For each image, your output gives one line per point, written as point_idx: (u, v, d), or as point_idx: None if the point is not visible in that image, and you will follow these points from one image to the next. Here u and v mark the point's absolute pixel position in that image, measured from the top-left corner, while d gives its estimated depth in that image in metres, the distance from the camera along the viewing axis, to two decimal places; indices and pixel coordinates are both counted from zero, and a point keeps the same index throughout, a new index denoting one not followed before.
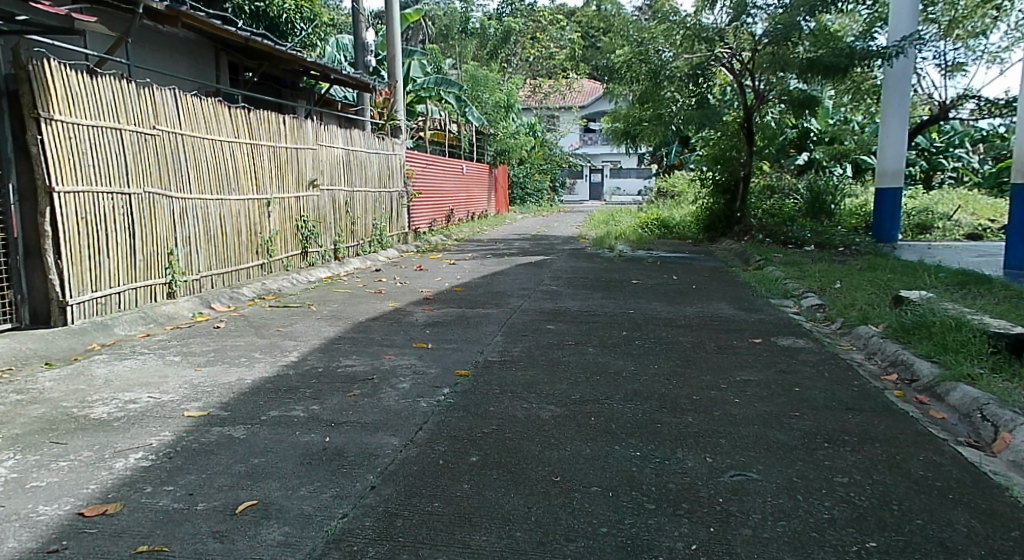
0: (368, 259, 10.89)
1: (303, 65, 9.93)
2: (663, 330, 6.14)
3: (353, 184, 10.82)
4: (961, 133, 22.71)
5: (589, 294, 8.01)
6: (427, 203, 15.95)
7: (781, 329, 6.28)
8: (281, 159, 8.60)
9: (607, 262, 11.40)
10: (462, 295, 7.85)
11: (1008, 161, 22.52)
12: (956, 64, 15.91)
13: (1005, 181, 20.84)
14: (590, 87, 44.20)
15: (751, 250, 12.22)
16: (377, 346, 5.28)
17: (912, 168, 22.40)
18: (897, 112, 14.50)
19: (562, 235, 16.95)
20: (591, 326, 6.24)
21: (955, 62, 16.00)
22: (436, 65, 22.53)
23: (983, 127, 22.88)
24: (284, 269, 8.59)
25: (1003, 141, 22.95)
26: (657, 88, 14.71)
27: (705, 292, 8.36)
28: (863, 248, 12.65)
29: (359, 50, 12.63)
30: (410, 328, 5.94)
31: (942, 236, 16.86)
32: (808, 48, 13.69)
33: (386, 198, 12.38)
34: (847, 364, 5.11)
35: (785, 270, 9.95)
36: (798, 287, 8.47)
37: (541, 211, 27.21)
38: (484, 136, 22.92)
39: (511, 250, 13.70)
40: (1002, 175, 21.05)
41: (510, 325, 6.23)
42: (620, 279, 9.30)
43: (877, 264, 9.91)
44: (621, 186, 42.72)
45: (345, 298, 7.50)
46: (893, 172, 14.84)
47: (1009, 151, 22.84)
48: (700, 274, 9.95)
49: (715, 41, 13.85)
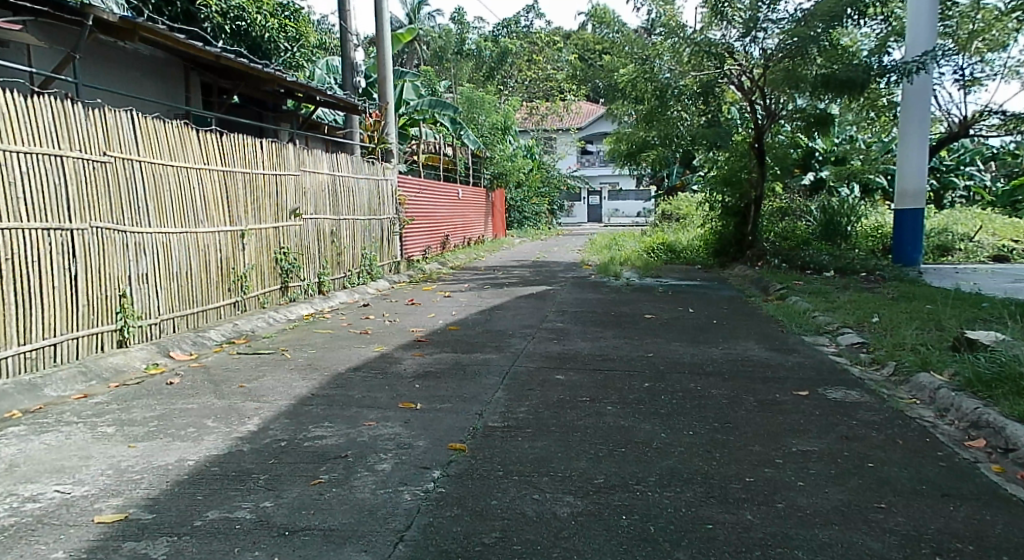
0: (356, 292, 10.06)
1: (283, 85, 9.12)
2: (690, 380, 5.32)
3: (340, 212, 10.01)
4: (971, 150, 21.67)
5: (600, 333, 7.19)
6: (421, 229, 15.18)
7: (826, 377, 5.49)
8: (258, 188, 7.76)
9: (614, 292, 10.63)
10: (459, 335, 7.04)
11: (1021, 178, 21.89)
12: (974, 79, 15.24)
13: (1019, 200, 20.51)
14: (587, 108, 43.68)
15: (767, 277, 11.48)
16: (357, 405, 4.46)
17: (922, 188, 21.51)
18: (918, 131, 13.78)
19: (563, 262, 16.17)
20: (606, 375, 5.42)
21: (971, 78, 15.32)
22: (430, 87, 21.83)
23: (993, 144, 22.28)
24: (261, 306, 7.71)
25: (1014, 159, 22.33)
26: (664, 108, 13.92)
27: (728, 328, 7.58)
28: (889, 273, 11.89)
29: (348, 70, 11.84)
30: (398, 381, 5.12)
31: (965, 258, 16.25)
32: (819, 63, 12.76)
33: (376, 225, 11.56)
34: (919, 426, 4.32)
35: (810, 301, 9.19)
36: (830, 322, 7.70)
37: (539, 235, 26.46)
38: (479, 159, 22.17)
39: (510, 279, 12.91)
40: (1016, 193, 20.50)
41: (513, 375, 5.41)
42: (632, 313, 8.48)
43: (911, 295, 9.19)
44: (620, 209, 42.18)
45: (326, 340, 6.68)
46: (913, 193, 14.10)
47: (1021, 168, 22.22)
48: (716, 306, 9.18)
49: (725, 57, 13.40)
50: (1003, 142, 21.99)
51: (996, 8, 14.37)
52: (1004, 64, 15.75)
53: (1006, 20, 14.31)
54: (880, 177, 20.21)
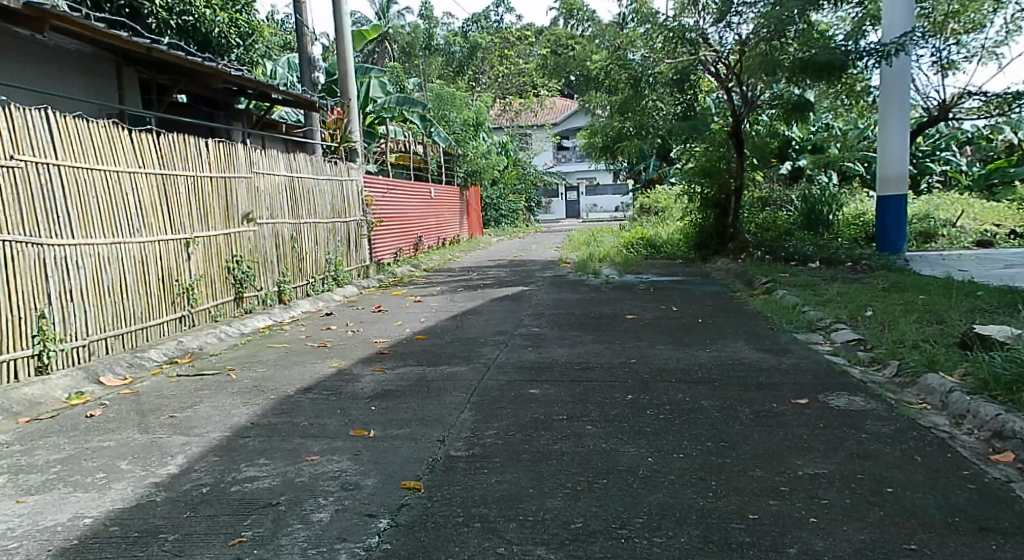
0: (320, 300, 9.49)
1: (229, 79, 8.52)
2: (678, 390, 4.82)
3: (300, 216, 9.46)
4: (945, 136, 21.71)
5: (578, 337, 6.68)
6: (391, 230, 14.62)
7: (824, 380, 5.02)
8: (204, 191, 7.19)
9: (594, 291, 10.17)
10: (427, 344, 6.50)
11: (997, 162, 21.74)
12: (950, 62, 14.93)
13: (997, 183, 20.38)
14: (563, 103, 43.21)
15: (752, 270, 11.07)
16: (301, 434, 3.91)
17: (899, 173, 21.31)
18: (898, 115, 13.41)
19: (541, 259, 15.70)
20: (585, 387, 4.91)
21: (947, 60, 14.97)
22: (398, 84, 21.26)
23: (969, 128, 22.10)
24: (212, 320, 7.14)
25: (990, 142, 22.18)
26: (639, 97, 13.46)
27: (715, 326, 7.11)
28: (876, 262, 11.50)
29: (306, 66, 11.25)
30: (352, 402, 4.58)
31: (948, 244, 15.99)
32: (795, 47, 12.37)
33: (341, 228, 10.99)
34: (935, 438, 3.85)
35: (798, 295, 8.75)
36: (822, 317, 7.25)
37: (516, 232, 25.99)
38: (452, 157, 21.64)
39: (484, 280, 12.39)
40: (992, 176, 20.39)
41: (482, 390, 4.89)
42: (613, 314, 7.98)
43: (902, 286, 8.81)
44: (597, 204, 41.61)
45: (279, 355, 6.12)
46: (895, 178, 13.72)
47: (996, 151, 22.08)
48: (700, 303, 8.70)
49: (700, 43, 12.93)
50: (977, 125, 21.79)
51: None
52: (980, 45, 15.42)
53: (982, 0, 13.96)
54: (858, 165, 19.87)
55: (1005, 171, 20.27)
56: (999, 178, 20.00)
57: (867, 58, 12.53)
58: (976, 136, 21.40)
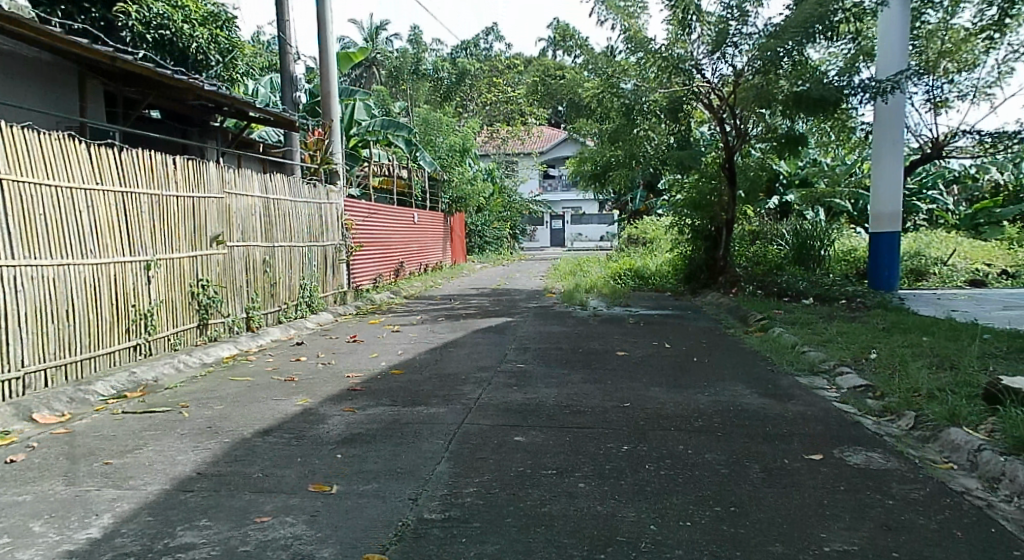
0: (292, 327, 9.01)
1: (202, 95, 8.05)
2: (679, 440, 4.37)
3: (273, 238, 9.01)
4: (933, 174, 21.40)
5: (567, 376, 6.23)
6: (371, 255, 14.14)
7: (838, 433, 4.59)
8: (170, 211, 6.73)
9: (582, 324, 9.74)
10: (402, 381, 6.02)
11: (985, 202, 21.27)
12: (943, 100, 14.75)
13: (982, 223, 20.31)
14: (550, 132, 43.04)
15: (744, 305, 10.70)
16: (253, 487, 3.43)
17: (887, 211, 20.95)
18: (893, 151, 13.15)
19: (526, 289, 15.27)
20: (576, 435, 4.44)
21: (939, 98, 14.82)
22: (384, 107, 20.89)
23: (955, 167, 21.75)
24: (172, 349, 6.66)
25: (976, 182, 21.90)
26: (630, 127, 13.08)
27: (712, 367, 6.68)
28: (871, 300, 11.17)
29: (288, 85, 10.78)
30: (316, 448, 4.09)
31: (939, 282, 15.71)
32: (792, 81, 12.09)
33: (316, 252, 10.56)
34: (972, 507, 3.42)
35: (796, 334, 8.35)
36: (825, 359, 6.84)
37: (500, 260, 25.59)
38: (437, 182, 21.23)
39: (467, 310, 11.91)
40: (978, 215, 20.32)
41: (462, 435, 4.41)
42: (603, 350, 7.53)
43: (903, 327, 8.44)
44: (583, 234, 41.19)
45: (240, 390, 5.62)
46: (889, 214, 13.42)
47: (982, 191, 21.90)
48: (694, 340, 8.27)
49: (692, 74, 12.51)
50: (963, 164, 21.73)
51: (963, 28, 13.95)
52: (972, 84, 15.26)
53: (975, 40, 13.84)
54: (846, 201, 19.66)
55: (990, 212, 20.21)
56: (985, 218, 19.90)
57: (860, 95, 12.25)
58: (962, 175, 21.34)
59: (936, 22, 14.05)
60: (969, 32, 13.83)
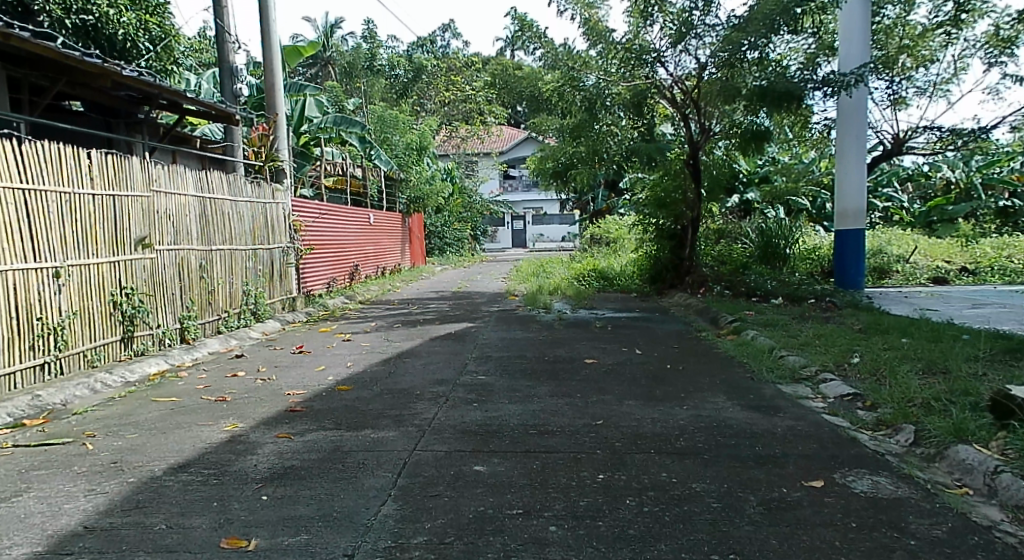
0: (232, 338, 8.43)
1: (123, 82, 7.39)
2: (659, 468, 3.86)
3: (209, 241, 8.45)
4: (888, 173, 20.91)
5: (531, 389, 5.69)
6: (324, 258, 13.46)
7: (835, 452, 4.11)
8: (86, 212, 6.28)
9: (546, 328, 9.21)
10: (348, 399, 5.43)
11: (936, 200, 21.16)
12: (900, 97, 14.57)
13: (936, 221, 20.39)
14: (510, 132, 42.48)
15: (714, 307, 10.26)
16: (150, 546, 2.90)
17: None
18: (856, 147, 12.83)
19: (487, 291, 14.74)
20: (542, 463, 3.91)
21: (897, 95, 14.61)
22: (337, 105, 20.18)
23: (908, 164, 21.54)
24: (90, 366, 6.16)
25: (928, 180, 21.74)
26: (592, 121, 12.55)
27: (688, 376, 6.19)
28: (841, 299, 10.82)
29: (228, 75, 10.17)
30: (238, 489, 3.52)
31: (904, 279, 15.47)
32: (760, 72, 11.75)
33: (261, 256, 9.93)
34: (1003, 546, 2.95)
35: (771, 336, 7.91)
36: (805, 364, 6.40)
37: (462, 262, 25.00)
38: (393, 182, 20.57)
39: (425, 315, 11.33)
40: (931, 213, 20.37)
41: (413, 466, 3.85)
42: (569, 358, 7.01)
43: (880, 328, 8.04)
44: (544, 234, 40.91)
45: (160, 415, 4.99)
46: (854, 211, 13.10)
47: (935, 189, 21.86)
48: (665, 345, 7.78)
49: (655, 66, 12.04)
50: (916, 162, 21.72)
51: (920, 24, 13.84)
52: (930, 80, 15.06)
53: (932, 35, 13.74)
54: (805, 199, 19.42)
55: (943, 209, 20.27)
56: (938, 216, 19.95)
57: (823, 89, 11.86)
58: (915, 173, 21.37)
59: (892, 19, 13.88)
60: (926, 28, 13.73)
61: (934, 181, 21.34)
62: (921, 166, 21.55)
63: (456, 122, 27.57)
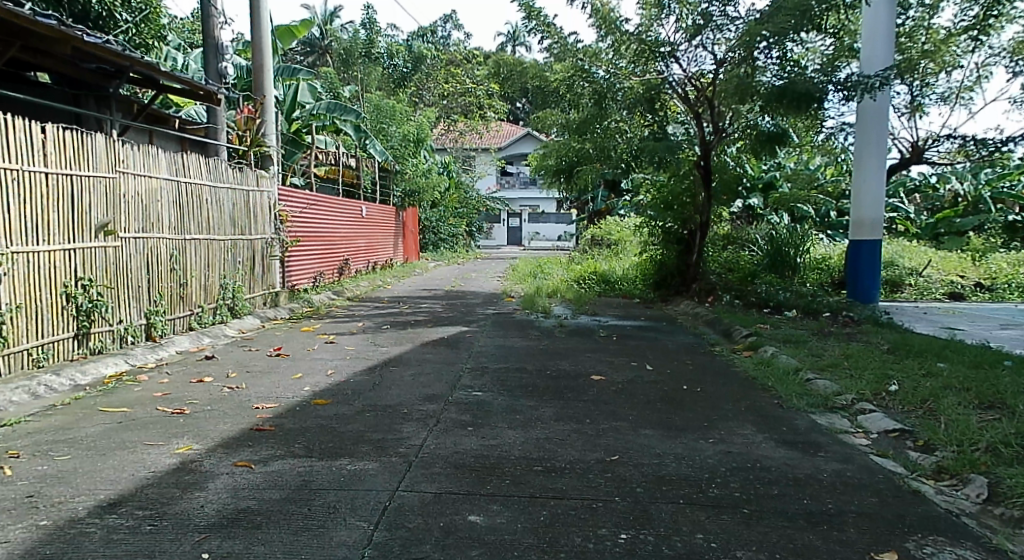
0: (205, 336, 7.74)
1: (89, 49, 6.70)
2: (693, 528, 3.22)
3: (183, 229, 7.76)
4: (895, 184, 20.48)
5: (532, 411, 5.03)
6: (311, 251, 12.74)
7: (900, 511, 3.47)
8: (36, 192, 5.63)
9: (547, 336, 8.56)
10: (326, 415, 4.77)
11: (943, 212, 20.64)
12: (919, 104, 13.96)
13: (943, 233, 19.77)
14: (510, 128, 41.75)
15: (726, 318, 9.61)
16: None
17: None
18: (876, 154, 12.16)
19: (483, 291, 14.07)
20: (551, 515, 3.28)
21: (915, 102, 13.96)
22: (332, 92, 19.43)
23: (915, 176, 21.06)
24: (35, 366, 5.53)
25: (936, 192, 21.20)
26: (602, 115, 11.84)
27: (708, 401, 5.55)
28: (860, 314, 10.17)
29: (213, 54, 9.48)
30: (178, 546, 2.88)
31: (917, 294, 14.84)
32: (775, 73, 11.15)
33: (242, 247, 9.23)
34: None
35: (792, 354, 7.28)
36: (838, 390, 5.77)
37: (457, 259, 24.32)
38: (388, 174, 19.87)
39: (416, 315, 10.65)
40: (939, 225, 19.79)
41: (396, 514, 3.20)
42: (573, 373, 6.36)
43: (911, 349, 7.39)
44: (540, 232, 40.21)
45: (104, 429, 4.31)
46: (870, 222, 12.44)
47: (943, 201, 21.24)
48: (677, 361, 7.15)
49: (670, 60, 11.27)
50: (924, 173, 21.14)
51: (944, 28, 13.27)
52: (950, 87, 14.44)
53: (956, 39, 13.16)
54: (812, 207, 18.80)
55: (951, 221, 19.65)
56: (946, 228, 19.37)
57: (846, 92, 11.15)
58: (923, 184, 20.80)
59: (914, 22, 13.21)
60: (951, 32, 13.15)
61: (942, 193, 20.73)
62: (928, 177, 21.11)
63: (455, 115, 26.83)
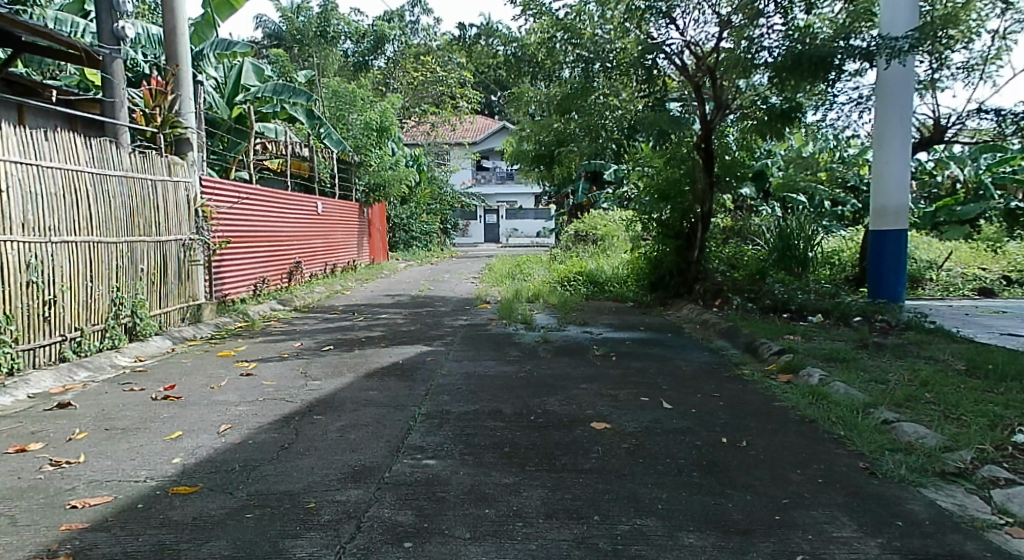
0: (80, 369, 5.95)
1: None
2: None
3: (48, 229, 5.92)
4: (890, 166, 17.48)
5: (508, 503, 3.31)
6: (251, 253, 10.85)
7: None
8: None
9: (527, 356, 6.83)
10: (183, 524, 3.06)
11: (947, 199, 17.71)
12: (933, 81, 12.27)
13: (943, 222, 17.16)
14: (484, 121, 39.94)
15: (745, 326, 7.91)
16: None
17: (841, 207, 16.60)
18: (901, 131, 9.83)
19: (454, 297, 12.32)
20: None
21: (933, 77, 12.20)
22: (285, 76, 17.50)
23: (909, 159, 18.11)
24: None
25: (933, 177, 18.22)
26: (587, 89, 10.04)
27: (765, 467, 3.85)
28: (901, 320, 8.47)
29: (106, 12, 7.65)
30: None
31: (942, 290, 13.20)
32: (771, 38, 9.33)
33: (145, 251, 7.37)
34: None
35: (850, 380, 5.59)
36: (945, 443, 4.07)
37: (430, 258, 22.55)
38: (350, 167, 18.00)
39: (370, 329, 8.83)
40: (939, 213, 17.16)
41: None
42: (566, 421, 4.64)
43: (1001, 369, 5.72)
44: (518, 229, 38.58)
45: None
46: (894, 210, 10.09)
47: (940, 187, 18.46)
48: (701, 393, 5.44)
49: (665, 19, 9.41)
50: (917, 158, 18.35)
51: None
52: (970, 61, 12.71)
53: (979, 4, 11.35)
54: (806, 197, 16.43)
55: (952, 209, 16.96)
56: (946, 217, 16.84)
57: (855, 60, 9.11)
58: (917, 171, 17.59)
59: None
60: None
61: (939, 180, 18.05)
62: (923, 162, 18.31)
63: (426, 106, 25.16)
